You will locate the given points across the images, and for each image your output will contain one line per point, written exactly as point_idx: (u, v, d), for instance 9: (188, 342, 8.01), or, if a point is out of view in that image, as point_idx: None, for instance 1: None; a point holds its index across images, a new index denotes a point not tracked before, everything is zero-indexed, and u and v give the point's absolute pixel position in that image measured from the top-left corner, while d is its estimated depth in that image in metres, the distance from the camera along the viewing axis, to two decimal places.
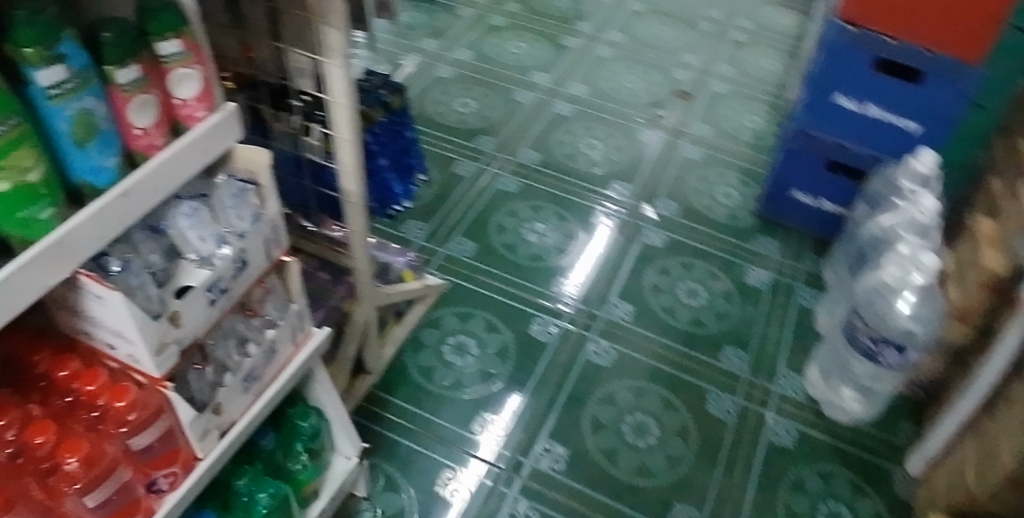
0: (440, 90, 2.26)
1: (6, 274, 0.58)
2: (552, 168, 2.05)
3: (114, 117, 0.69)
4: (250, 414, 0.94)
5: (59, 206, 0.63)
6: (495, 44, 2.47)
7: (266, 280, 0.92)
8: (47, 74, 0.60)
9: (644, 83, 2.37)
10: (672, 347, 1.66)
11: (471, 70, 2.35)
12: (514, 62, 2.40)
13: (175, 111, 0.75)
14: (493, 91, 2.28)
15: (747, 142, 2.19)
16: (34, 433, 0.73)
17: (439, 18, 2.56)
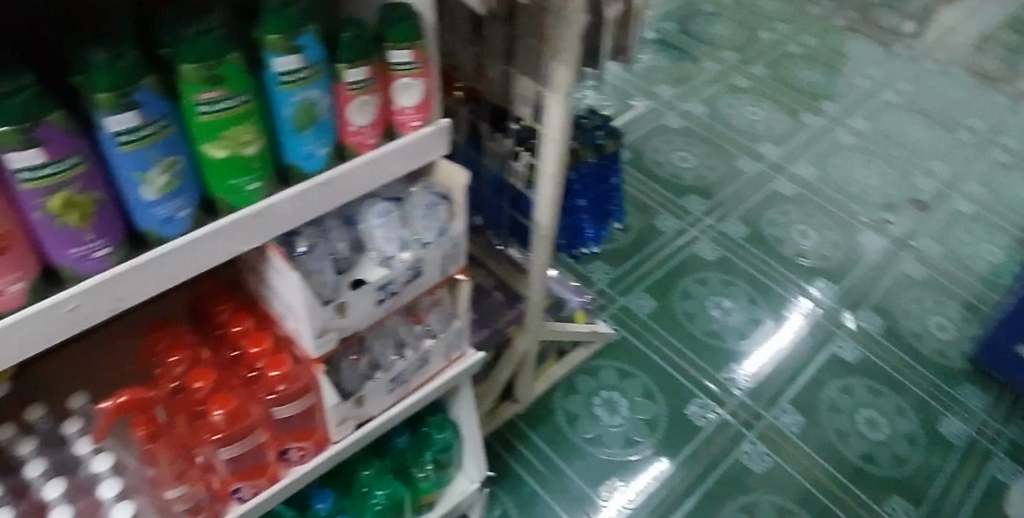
0: (662, 139, 2.22)
1: (205, 231, 0.68)
2: (756, 246, 1.93)
3: (335, 112, 0.75)
4: (388, 414, 0.95)
5: (266, 181, 0.71)
6: (730, 104, 2.38)
7: (436, 292, 0.93)
8: (285, 61, 0.66)
9: (880, 181, 2.17)
10: (835, 474, 1.49)
11: (698, 125, 2.28)
12: (745, 126, 2.30)
13: (392, 115, 0.80)
14: (715, 151, 2.20)
15: (984, 274, 1.92)
16: (195, 377, 0.79)
17: (681, 66, 2.53)
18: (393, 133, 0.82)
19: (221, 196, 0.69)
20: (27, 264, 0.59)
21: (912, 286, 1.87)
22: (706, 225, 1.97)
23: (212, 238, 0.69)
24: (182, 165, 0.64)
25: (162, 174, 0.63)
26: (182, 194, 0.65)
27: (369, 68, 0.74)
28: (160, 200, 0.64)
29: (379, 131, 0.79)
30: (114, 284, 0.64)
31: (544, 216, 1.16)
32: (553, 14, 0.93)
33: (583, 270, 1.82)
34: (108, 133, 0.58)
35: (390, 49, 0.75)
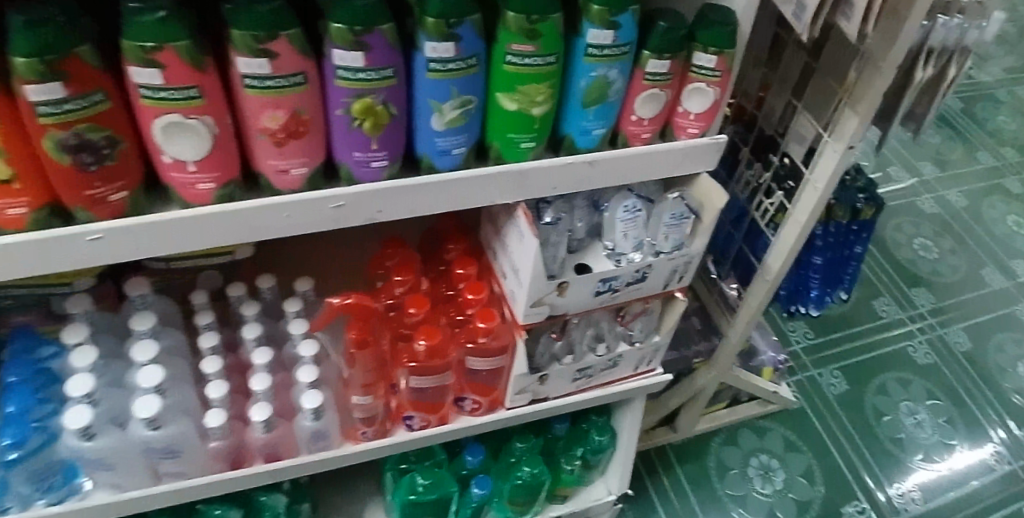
0: (907, 217, 1.97)
1: (471, 174, 0.69)
2: (975, 366, 1.66)
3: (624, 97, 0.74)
4: (563, 400, 0.94)
5: (539, 144, 0.71)
6: (996, 203, 2.06)
7: (651, 302, 0.90)
8: (598, 34, 0.66)
9: None
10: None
11: (950, 215, 2.00)
12: (1001, 233, 1.97)
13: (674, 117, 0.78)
14: (962, 248, 1.92)
15: None
16: (411, 303, 0.80)
17: (951, 149, 2.18)
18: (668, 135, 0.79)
19: (495, 146, 0.70)
20: (314, 153, 0.63)
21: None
22: (928, 325, 1.73)
23: (476, 183, 0.70)
24: (472, 106, 0.66)
25: (454, 110, 0.65)
26: (463, 133, 0.67)
27: (672, 63, 0.72)
28: (444, 133, 0.66)
29: (657, 128, 0.77)
30: (381, 197, 0.67)
31: (775, 263, 1.07)
32: (863, 61, 0.86)
33: (783, 325, 1.69)
34: (424, 58, 0.61)
35: (698, 49, 0.73)
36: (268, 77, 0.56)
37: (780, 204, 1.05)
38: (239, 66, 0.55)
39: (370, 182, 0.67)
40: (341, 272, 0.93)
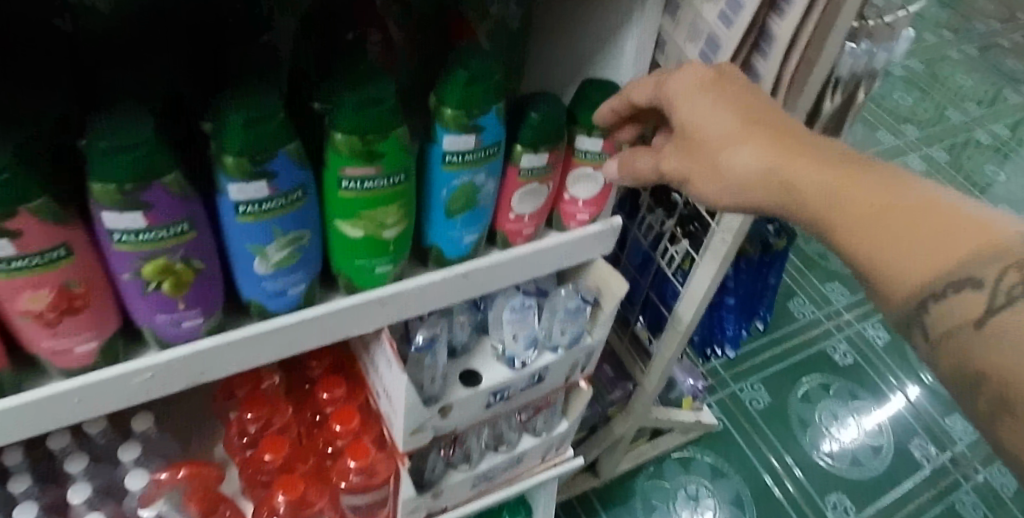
0: None
1: (313, 315, 0.58)
2: (897, 357, 1.58)
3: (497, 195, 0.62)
4: (464, 507, 0.83)
5: (398, 264, 0.59)
6: None
7: (553, 395, 0.80)
8: (456, 141, 0.54)
9: None
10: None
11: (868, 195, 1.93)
12: None
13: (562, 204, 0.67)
14: None
15: None
16: (265, 448, 0.69)
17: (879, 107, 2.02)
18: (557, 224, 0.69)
19: (344, 274, 0.58)
20: (105, 323, 0.50)
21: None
22: (847, 321, 1.64)
23: (320, 322, 0.59)
24: (307, 239, 0.53)
25: (282, 249, 0.52)
26: (300, 269, 0.55)
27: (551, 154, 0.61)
28: (273, 276, 0.54)
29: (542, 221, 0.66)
30: (203, 359, 0.56)
31: (687, 312, 0.98)
32: None
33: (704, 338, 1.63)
34: (229, 201, 0.48)
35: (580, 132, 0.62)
36: (13, 258, 0.43)
37: (687, 250, 0.95)
38: None
39: (185, 342, 0.55)
40: (184, 397, 0.81)
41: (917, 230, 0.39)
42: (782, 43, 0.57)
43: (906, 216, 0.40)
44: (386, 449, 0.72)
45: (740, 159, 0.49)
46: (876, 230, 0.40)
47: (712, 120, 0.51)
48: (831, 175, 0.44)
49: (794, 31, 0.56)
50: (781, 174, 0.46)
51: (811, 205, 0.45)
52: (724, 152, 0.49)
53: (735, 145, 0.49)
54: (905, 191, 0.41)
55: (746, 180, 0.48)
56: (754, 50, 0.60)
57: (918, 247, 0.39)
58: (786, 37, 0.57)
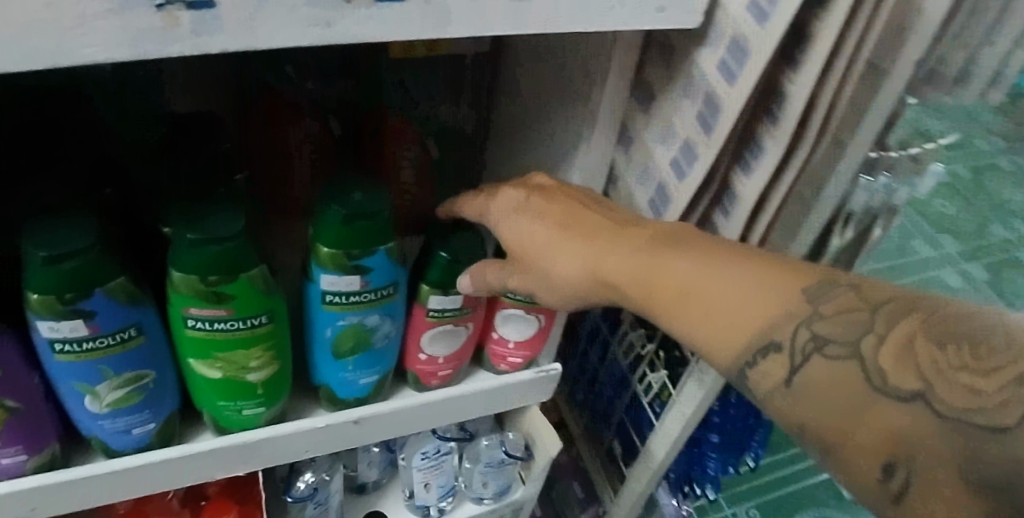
0: None
1: (165, 457, 0.49)
2: None
3: (405, 332, 0.54)
4: None
5: (273, 406, 0.51)
6: None
7: None
8: (335, 280, 0.45)
9: None
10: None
11: None
12: None
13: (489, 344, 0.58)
14: None
15: None
16: None
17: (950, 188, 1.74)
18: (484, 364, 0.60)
19: (208, 414, 0.50)
20: None
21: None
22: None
23: (177, 465, 0.50)
24: (153, 378, 0.45)
25: (117, 389, 0.44)
26: (146, 409, 0.47)
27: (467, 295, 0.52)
28: (110, 417, 0.46)
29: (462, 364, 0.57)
30: (29, 499, 0.47)
31: (659, 449, 0.85)
32: None
33: None
34: (41, 339, 0.40)
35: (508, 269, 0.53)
36: None
37: (665, 381, 0.84)
38: None
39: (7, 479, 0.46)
40: None
41: (723, 314, 0.39)
42: (747, 203, 0.47)
43: (689, 299, 0.40)
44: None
45: (558, 276, 0.46)
46: (681, 317, 0.40)
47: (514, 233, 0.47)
48: (636, 274, 0.42)
49: (762, 192, 0.46)
50: (597, 284, 0.44)
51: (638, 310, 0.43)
52: (540, 266, 0.46)
53: (542, 257, 0.46)
54: (685, 273, 0.40)
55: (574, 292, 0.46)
56: (716, 203, 0.50)
57: (728, 333, 0.39)
58: (750, 199, 0.46)
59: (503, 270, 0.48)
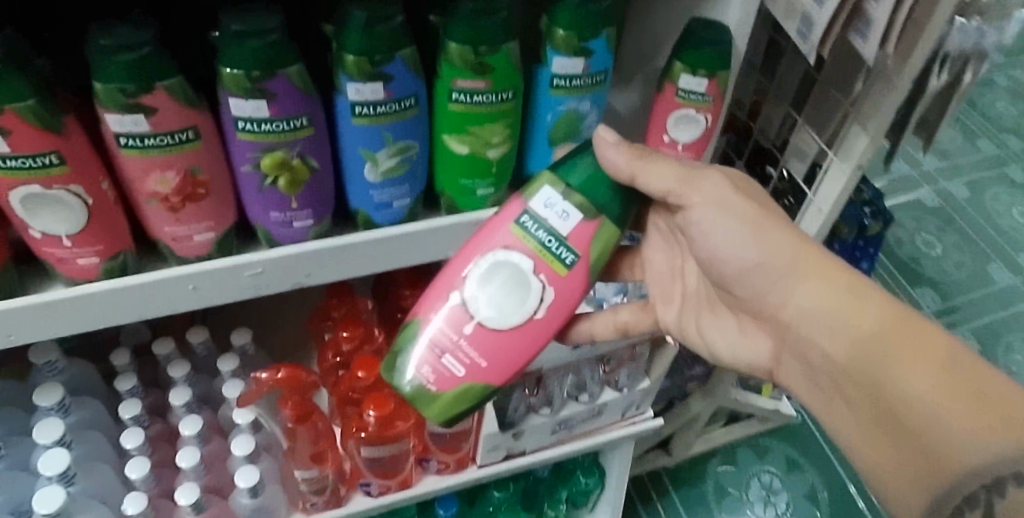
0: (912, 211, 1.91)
1: (414, 229, 0.59)
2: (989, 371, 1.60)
3: (476, 252, 0.55)
4: (543, 452, 0.85)
5: (499, 189, 0.60)
6: None
7: (639, 348, 0.80)
8: (565, 63, 0.55)
9: None
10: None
11: None
12: None
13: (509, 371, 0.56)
14: None
15: None
16: (359, 365, 0.70)
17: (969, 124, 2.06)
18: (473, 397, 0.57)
19: (446, 193, 0.59)
20: (221, 214, 0.54)
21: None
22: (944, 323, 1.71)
23: (422, 239, 0.59)
24: (415, 152, 0.55)
25: (391, 157, 0.54)
26: (407, 182, 0.57)
27: (578, 238, 0.54)
28: (381, 185, 0.56)
29: (478, 370, 0.55)
30: (310, 260, 0.57)
31: None
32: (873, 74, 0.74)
33: None
34: (347, 101, 0.50)
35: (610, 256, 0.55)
36: (147, 135, 0.47)
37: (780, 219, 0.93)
38: (110, 124, 0.46)
39: (293, 243, 0.57)
40: (284, 328, 0.86)
41: (972, 444, 0.43)
42: None
43: (923, 396, 0.46)
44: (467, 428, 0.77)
45: (800, 283, 0.52)
46: (903, 398, 0.47)
47: (768, 230, 0.53)
48: (906, 352, 0.47)
49: None
50: (844, 321, 0.50)
51: (866, 370, 0.49)
52: (771, 269, 0.53)
53: (784, 270, 0.53)
54: (932, 367, 0.46)
55: (805, 307, 0.52)
56: None
57: (960, 458, 0.44)
58: None
59: (675, 175, 0.54)
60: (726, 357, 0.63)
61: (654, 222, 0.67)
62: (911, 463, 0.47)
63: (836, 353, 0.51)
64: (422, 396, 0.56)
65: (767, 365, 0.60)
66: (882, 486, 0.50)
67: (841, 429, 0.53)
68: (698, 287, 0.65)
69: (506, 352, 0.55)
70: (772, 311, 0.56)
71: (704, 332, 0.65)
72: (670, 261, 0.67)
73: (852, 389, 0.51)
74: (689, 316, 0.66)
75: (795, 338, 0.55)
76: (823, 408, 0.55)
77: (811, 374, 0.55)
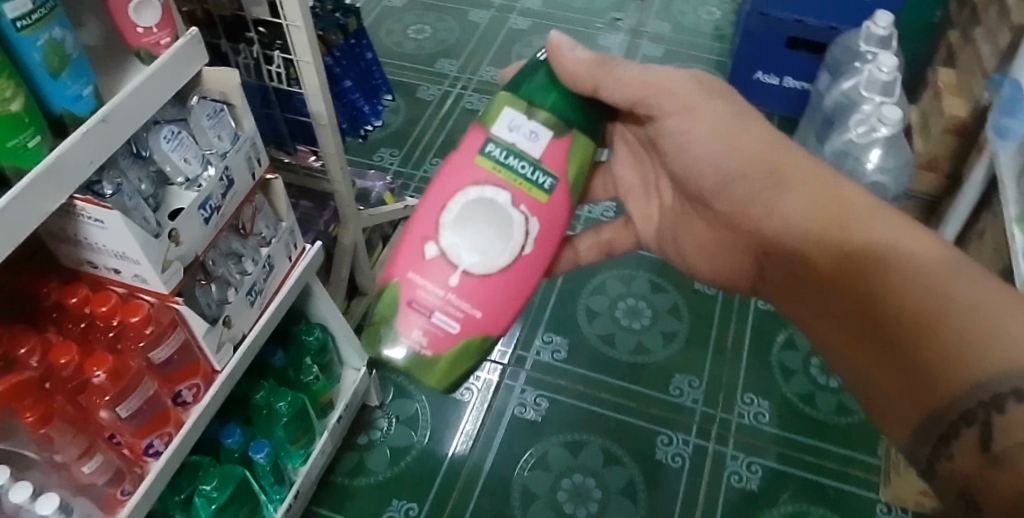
0: (393, 21, 2.48)
1: (7, 200, 0.64)
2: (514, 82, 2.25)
3: (450, 191, 0.70)
4: (258, 325, 1.01)
5: (45, 135, 0.68)
6: None
7: (255, 199, 0.99)
8: (13, 6, 0.63)
9: None
10: (656, 260, 1.79)
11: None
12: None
13: (500, 314, 0.71)
14: (447, 15, 2.50)
15: (707, 34, 2.43)
16: (56, 355, 0.77)
17: None
18: (470, 347, 0.71)
19: (4, 162, 0.65)
20: None
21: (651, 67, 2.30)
22: (465, 80, 2.28)
23: (19, 205, 0.65)
24: None
25: None
26: None
27: (554, 157, 0.69)
28: None
29: (473, 318, 0.70)
30: None
31: (320, 107, 1.23)
32: None
33: (373, 159, 2.06)
34: None
35: (580, 173, 0.71)
36: None
37: (286, 60, 1.19)
38: None
39: None
40: None
41: (956, 344, 0.55)
42: None
43: (910, 299, 0.59)
44: (204, 367, 0.92)
45: (785, 194, 0.71)
46: (888, 294, 0.61)
47: (738, 136, 0.72)
48: (892, 257, 0.62)
49: None
50: (834, 232, 0.67)
51: (851, 270, 0.65)
52: (738, 165, 0.72)
53: (761, 162, 0.71)
54: (911, 268, 0.60)
55: (801, 223, 0.70)
56: None
57: (945, 358, 0.56)
58: None
59: (641, 92, 0.72)
60: (703, 266, 0.88)
61: (623, 137, 0.88)
62: (897, 370, 0.60)
63: (824, 263, 0.68)
64: (421, 360, 0.70)
65: (747, 266, 0.83)
66: (874, 402, 0.64)
67: (828, 334, 0.70)
68: (669, 200, 0.89)
69: (495, 293, 0.70)
70: (768, 229, 0.74)
71: (682, 240, 0.89)
72: (645, 178, 0.90)
73: (832, 289, 0.68)
74: (668, 232, 0.91)
75: (779, 244, 0.73)
76: (815, 317, 0.72)
77: (802, 282, 0.73)
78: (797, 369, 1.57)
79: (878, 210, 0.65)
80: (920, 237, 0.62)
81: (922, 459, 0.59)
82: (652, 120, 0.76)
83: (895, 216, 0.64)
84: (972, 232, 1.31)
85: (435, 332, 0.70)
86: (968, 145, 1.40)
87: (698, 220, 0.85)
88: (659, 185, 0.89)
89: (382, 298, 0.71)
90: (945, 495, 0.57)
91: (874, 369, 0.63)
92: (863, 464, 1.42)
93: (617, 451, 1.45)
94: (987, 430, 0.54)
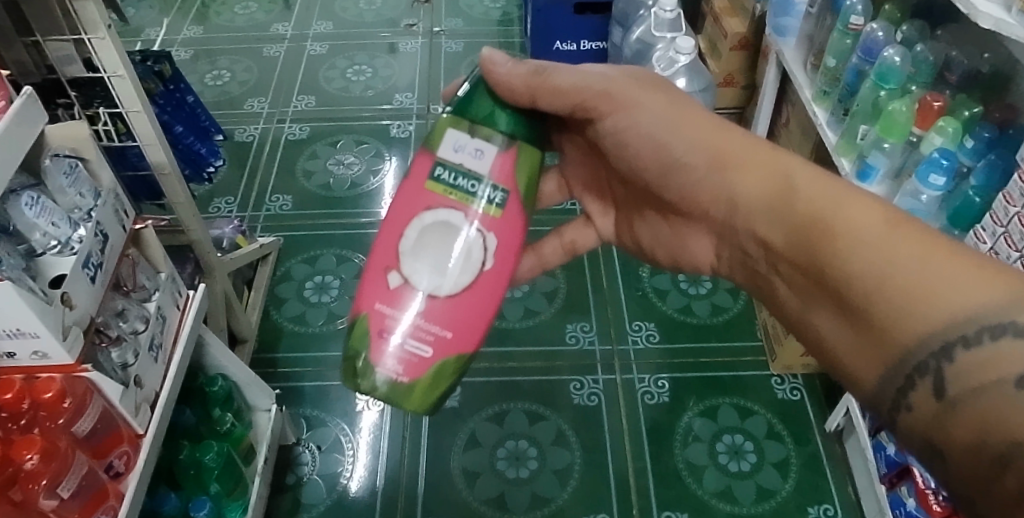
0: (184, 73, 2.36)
1: None
2: (330, 104, 2.23)
3: (411, 215, 0.72)
4: (167, 379, 0.97)
5: None
6: (223, 18, 2.58)
7: (131, 254, 0.95)
8: None
9: (383, 3, 2.64)
10: None
11: (204, 45, 2.47)
12: (249, 27, 2.54)
13: (468, 332, 0.73)
14: (241, 55, 2.42)
15: (495, 21, 2.54)
16: None
17: (158, 14, 2.61)
18: (445, 368, 0.73)
19: None
20: None
21: (457, 60, 2.37)
22: (280, 113, 2.20)
23: None
24: None
25: None
26: None
27: (504, 168, 0.71)
28: None
29: (444, 340, 0.71)
30: None
31: (160, 155, 1.17)
32: None
33: (209, 211, 1.93)
34: None
35: (530, 184, 0.73)
36: None
37: (112, 115, 1.13)
38: None
39: None
40: None
41: (903, 297, 0.57)
42: None
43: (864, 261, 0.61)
44: (127, 434, 0.87)
45: (733, 176, 0.73)
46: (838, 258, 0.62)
47: (680, 130, 0.75)
48: (840, 224, 0.63)
49: None
50: (789, 210, 0.69)
51: (805, 242, 0.66)
52: (682, 154, 0.75)
53: (701, 148, 0.74)
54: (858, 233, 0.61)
55: (755, 204, 0.72)
56: None
57: (896, 311, 0.58)
58: None
59: (582, 98, 0.75)
60: (665, 255, 0.91)
61: (568, 143, 0.92)
62: (858, 330, 0.61)
63: (782, 238, 0.70)
64: (399, 385, 0.72)
65: (711, 254, 0.85)
66: (840, 367, 0.65)
67: (793, 307, 0.72)
68: (626, 196, 0.92)
69: (461, 312, 0.71)
70: (725, 214, 0.77)
71: (638, 229, 0.93)
72: (596, 174, 0.95)
73: (793, 265, 0.69)
74: (626, 224, 0.95)
75: (740, 224, 0.75)
76: (782, 292, 0.73)
77: (762, 260, 0.75)
78: (669, 289, 1.72)
79: (826, 185, 0.67)
80: (865, 204, 0.62)
81: (884, 413, 0.61)
82: (593, 120, 0.79)
83: (843, 187, 0.66)
84: (777, 126, 1.52)
85: (408, 359, 0.71)
86: (754, 53, 1.63)
87: (654, 214, 0.89)
88: (610, 184, 0.94)
89: (353, 332, 0.73)
90: (910, 446, 0.59)
91: (836, 331, 0.64)
92: (749, 350, 1.60)
93: (540, 408, 1.52)
94: (941, 378, 0.55)
